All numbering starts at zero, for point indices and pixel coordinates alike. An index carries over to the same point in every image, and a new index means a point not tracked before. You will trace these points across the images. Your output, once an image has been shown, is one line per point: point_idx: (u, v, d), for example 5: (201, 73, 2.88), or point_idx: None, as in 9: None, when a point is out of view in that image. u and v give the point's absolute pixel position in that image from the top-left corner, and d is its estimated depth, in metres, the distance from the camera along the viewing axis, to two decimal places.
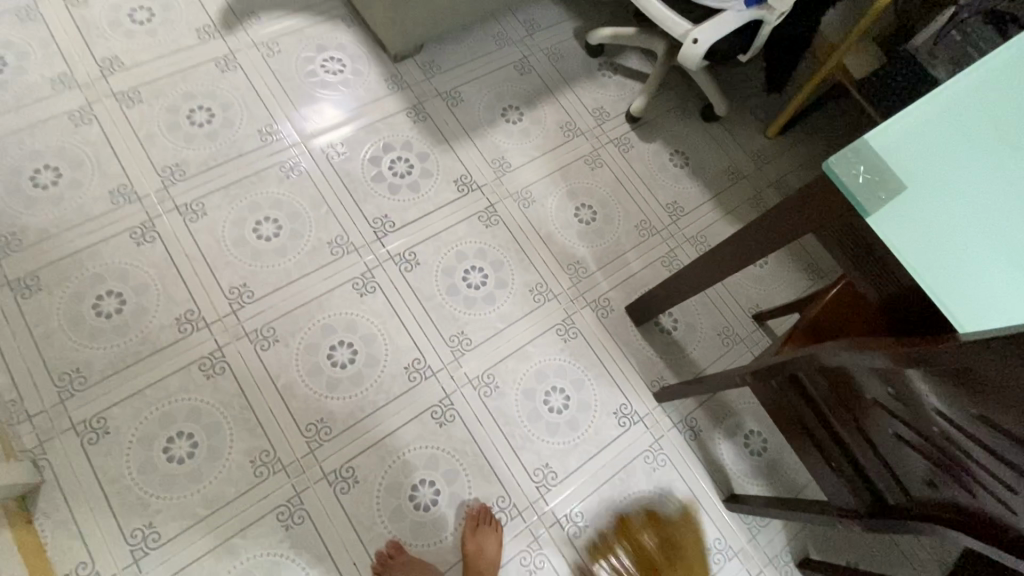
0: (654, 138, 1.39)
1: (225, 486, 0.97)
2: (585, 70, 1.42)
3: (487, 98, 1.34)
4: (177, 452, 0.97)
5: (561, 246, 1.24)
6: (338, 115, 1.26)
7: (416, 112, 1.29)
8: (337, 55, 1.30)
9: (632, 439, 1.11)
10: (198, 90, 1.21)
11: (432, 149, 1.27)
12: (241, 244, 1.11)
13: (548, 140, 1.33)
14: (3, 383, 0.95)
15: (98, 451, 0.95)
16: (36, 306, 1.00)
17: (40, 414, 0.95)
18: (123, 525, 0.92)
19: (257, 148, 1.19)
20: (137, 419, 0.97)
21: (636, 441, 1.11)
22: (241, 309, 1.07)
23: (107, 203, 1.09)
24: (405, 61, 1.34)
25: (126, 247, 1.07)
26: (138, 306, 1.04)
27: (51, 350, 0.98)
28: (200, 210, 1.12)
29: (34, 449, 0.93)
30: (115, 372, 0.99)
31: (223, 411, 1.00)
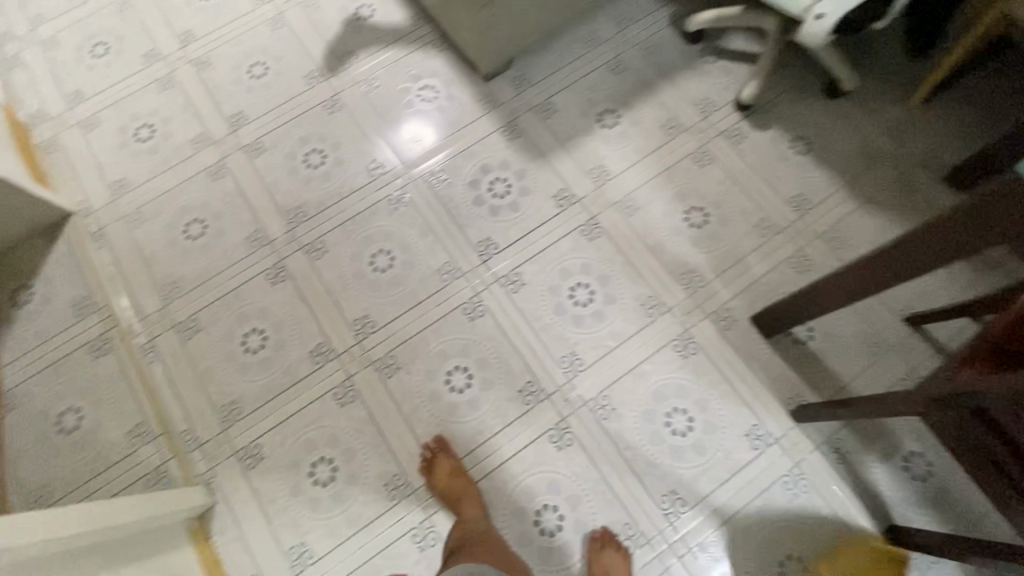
0: (769, 125, 1.26)
1: (364, 508, 1.03)
2: (685, 59, 1.32)
3: (581, 104, 1.29)
4: (321, 475, 1.05)
5: (672, 254, 1.17)
6: (437, 142, 1.28)
7: (511, 129, 1.28)
8: (431, 83, 1.33)
9: (766, 463, 1.03)
10: (311, 133, 1.29)
11: (530, 165, 1.25)
12: (359, 277, 1.18)
13: (650, 141, 1.26)
14: (177, 414, 1.09)
15: (257, 474, 1.05)
16: (197, 345, 1.14)
17: (207, 442, 1.07)
18: (283, 543, 1.02)
19: (367, 183, 1.25)
20: (285, 445, 1.07)
21: (771, 466, 1.03)
22: (365, 340, 1.13)
23: (245, 248, 1.20)
24: (496, 79, 1.33)
25: (263, 288, 1.17)
26: (278, 341, 1.13)
27: (212, 384, 1.11)
28: (322, 248, 1.20)
29: (206, 473, 1.05)
30: (264, 402, 1.09)
31: (357, 437, 1.07)
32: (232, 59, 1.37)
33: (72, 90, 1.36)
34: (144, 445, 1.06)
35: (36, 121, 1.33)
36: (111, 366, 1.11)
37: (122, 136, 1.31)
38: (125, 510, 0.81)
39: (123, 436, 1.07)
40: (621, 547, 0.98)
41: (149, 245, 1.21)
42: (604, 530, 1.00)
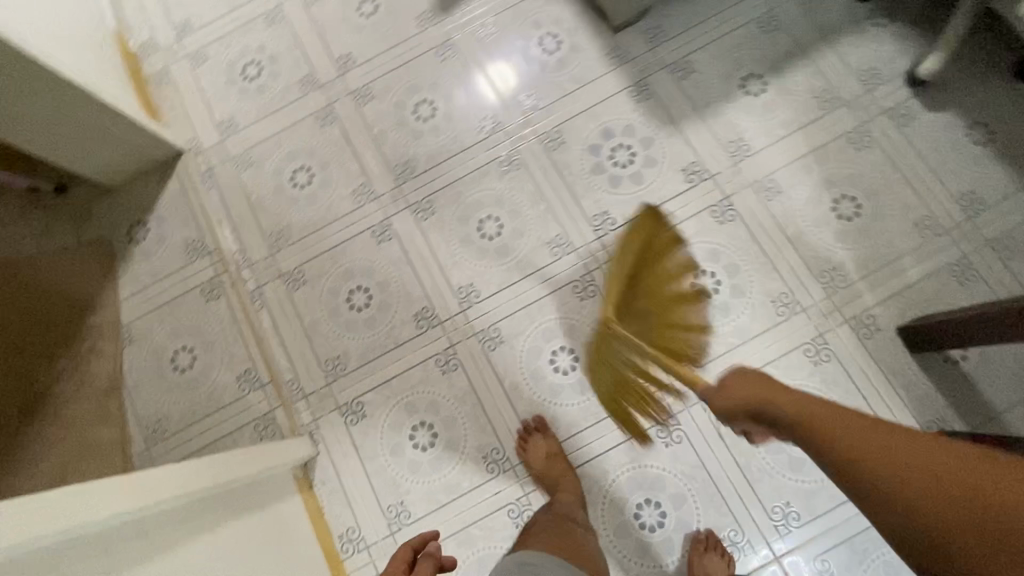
0: (947, 106, 1.08)
1: (461, 478, 1.02)
2: (852, 20, 1.14)
3: (722, 66, 1.14)
4: (421, 441, 1.04)
5: (812, 247, 1.05)
6: (555, 100, 1.17)
7: (640, 89, 1.15)
8: (554, 31, 1.20)
9: (652, 284, 0.95)
10: (422, 82, 1.21)
11: (657, 132, 1.13)
12: (467, 242, 1.12)
13: (799, 115, 1.11)
14: (282, 364, 1.09)
15: (358, 431, 1.06)
16: (302, 297, 1.13)
17: (311, 394, 1.08)
18: (381, 501, 1.03)
19: (479, 140, 1.17)
20: (387, 406, 1.06)
21: (652, 290, 0.95)
22: (470, 308, 1.09)
23: (352, 201, 1.17)
24: (626, 31, 1.19)
25: (369, 244, 1.14)
26: (383, 301, 1.11)
27: (316, 337, 1.10)
28: (430, 208, 1.15)
29: (309, 425, 1.06)
30: (367, 361, 1.08)
31: (458, 407, 1.05)
32: None
33: (181, 19, 1.32)
34: (252, 391, 1.08)
35: (146, 51, 1.31)
36: (220, 310, 1.12)
37: (231, 73, 1.27)
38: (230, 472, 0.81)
39: (233, 380, 1.09)
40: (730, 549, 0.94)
41: (256, 189, 1.19)
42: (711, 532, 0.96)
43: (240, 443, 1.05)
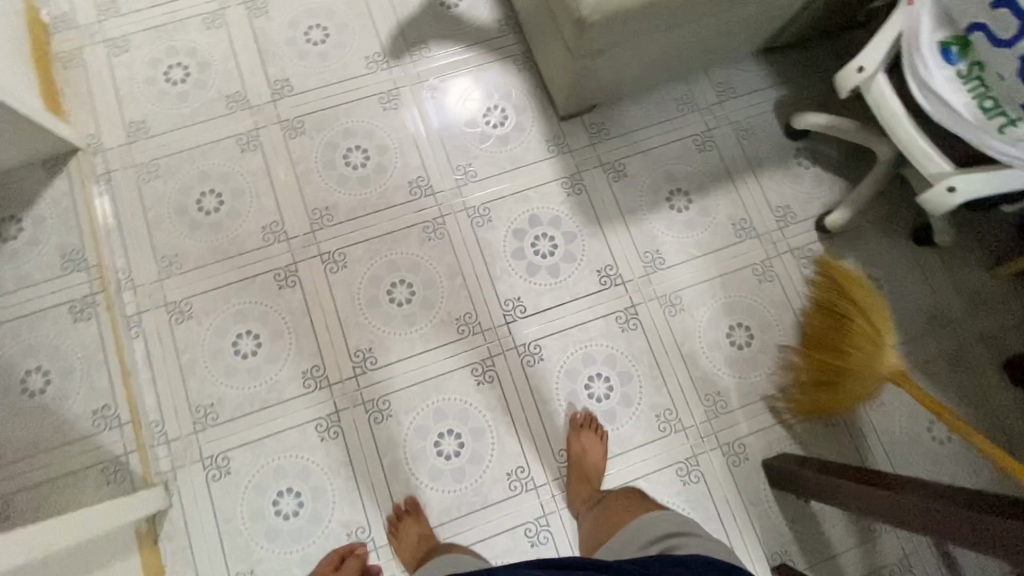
0: (845, 256, 1.16)
1: (320, 553, 0.99)
2: (778, 157, 1.20)
3: (655, 177, 1.18)
4: (284, 508, 1.00)
5: (702, 370, 1.10)
6: (490, 175, 1.16)
7: (573, 182, 1.17)
8: (501, 105, 1.20)
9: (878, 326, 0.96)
10: (359, 126, 1.17)
11: (580, 229, 1.15)
12: (373, 305, 1.09)
13: (714, 238, 1.16)
14: (150, 403, 1.02)
15: (220, 488, 1.00)
16: (185, 333, 1.05)
17: (175, 440, 1.01)
18: (230, 566, 0.97)
19: (406, 201, 1.14)
20: (255, 465, 1.01)
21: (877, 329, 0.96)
22: (364, 374, 1.06)
23: (259, 238, 1.10)
24: (571, 120, 1.20)
25: (269, 288, 1.08)
26: (272, 352, 1.06)
27: (193, 380, 1.04)
28: (342, 261, 1.10)
29: (167, 473, 1.00)
30: (243, 414, 1.03)
31: (331, 476, 1.02)
32: (290, 14, 1.21)
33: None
34: (107, 429, 0.99)
35: (60, 26, 1.18)
36: (89, 333, 1.03)
37: (152, 72, 1.17)
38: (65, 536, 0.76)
39: (89, 413, 1.00)
40: (604, 435, 1.04)
41: (156, 206, 1.10)
42: (574, 413, 1.06)
43: (83, 484, 0.97)
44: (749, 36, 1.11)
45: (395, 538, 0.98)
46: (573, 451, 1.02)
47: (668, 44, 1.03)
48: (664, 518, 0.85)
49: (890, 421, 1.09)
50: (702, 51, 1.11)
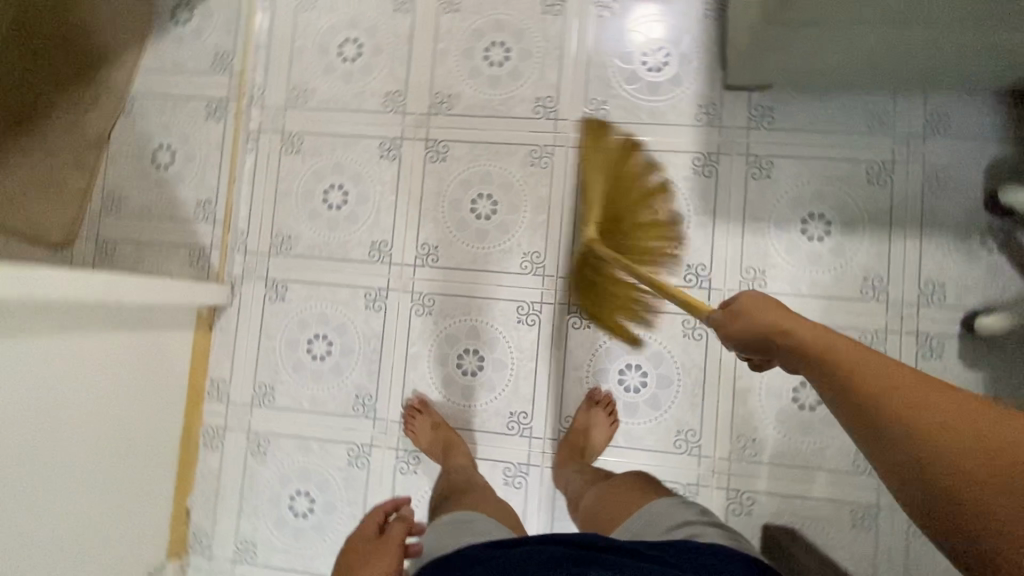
0: (978, 368, 0.96)
1: (328, 399, 1.09)
2: (960, 225, 0.99)
3: (799, 191, 1.02)
4: (315, 350, 1.10)
5: (748, 410, 1.00)
6: (621, 121, 1.06)
7: (705, 162, 1.04)
8: (667, 50, 1.06)
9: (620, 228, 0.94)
10: (512, 24, 1.10)
11: (690, 214, 1.04)
12: (455, 207, 1.09)
13: (833, 283, 1.00)
14: (242, 213, 1.12)
15: (271, 309, 1.11)
16: (289, 164, 1.12)
17: (251, 254, 1.12)
18: (257, 375, 1.10)
19: (526, 117, 1.08)
20: (304, 304, 1.10)
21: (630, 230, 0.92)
22: (422, 266, 1.08)
23: (379, 102, 1.11)
24: (735, 93, 1.05)
25: (372, 153, 1.11)
26: (353, 212, 1.11)
27: (281, 208, 1.12)
28: (443, 154, 1.09)
29: (236, 277, 1.12)
30: (309, 256, 1.11)
31: (361, 343, 1.09)
32: None
33: None
34: (203, 222, 1.12)
35: None
36: (215, 133, 1.13)
37: None
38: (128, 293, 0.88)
39: (194, 201, 1.12)
40: (615, 413, 1.01)
41: (304, 36, 1.14)
42: (596, 388, 1.03)
43: (172, 258, 1.12)
44: (1004, 66, 0.87)
45: (413, 435, 1.02)
46: (575, 427, 1.00)
47: (889, 42, 0.83)
48: (688, 505, 0.76)
49: (929, 557, 0.95)
50: (929, 67, 0.89)
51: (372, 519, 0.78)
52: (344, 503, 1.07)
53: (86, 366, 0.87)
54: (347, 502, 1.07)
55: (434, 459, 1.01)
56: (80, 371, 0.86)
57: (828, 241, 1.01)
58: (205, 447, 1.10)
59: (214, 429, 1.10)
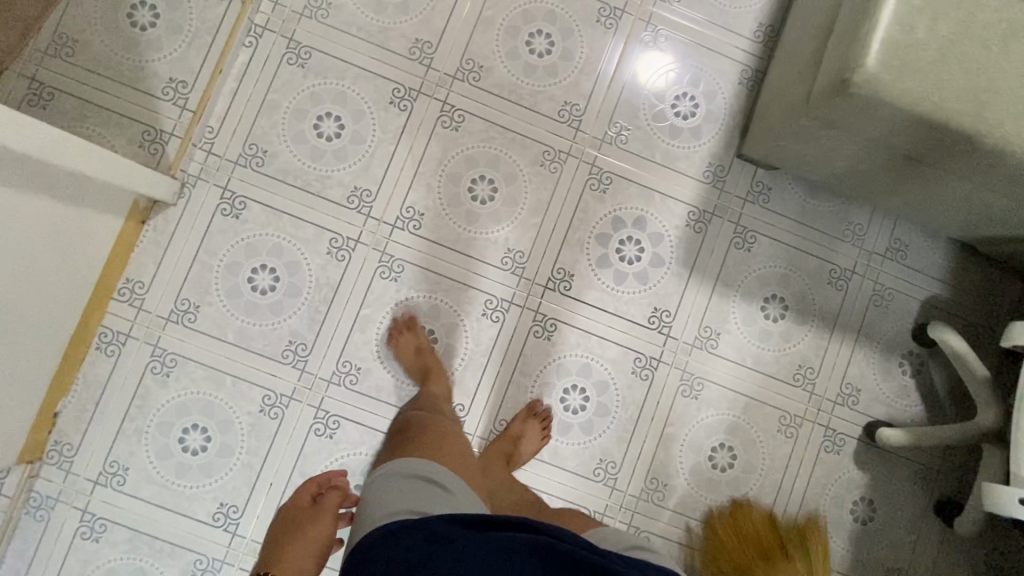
0: (864, 471, 1.08)
1: (258, 337, 1.00)
2: (888, 344, 1.10)
3: (772, 271, 1.08)
4: (258, 282, 1.00)
5: (668, 457, 1.05)
6: (637, 153, 1.07)
7: (700, 218, 1.07)
8: (698, 102, 1.09)
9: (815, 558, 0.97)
10: (563, 21, 1.07)
11: (672, 261, 1.06)
12: (452, 180, 1.04)
13: (774, 363, 1.08)
14: (218, 110, 1.00)
15: (221, 222, 1.00)
16: (287, 76, 1.01)
17: (216, 156, 1.00)
18: (183, 289, 0.99)
19: (550, 116, 1.06)
20: (260, 229, 1.00)
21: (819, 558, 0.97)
22: (401, 229, 1.03)
23: (405, 46, 1.04)
24: (744, 163, 1.09)
25: (382, 95, 1.03)
26: (343, 150, 1.02)
27: (264, 119, 1.01)
28: (457, 123, 1.04)
29: (190, 177, 0.99)
30: (281, 180, 1.01)
31: (311, 288, 1.01)
32: None
33: None
34: (171, 104, 0.98)
35: None
36: (214, 13, 1.00)
37: None
38: (60, 149, 0.71)
39: (166, 78, 0.98)
40: (548, 428, 1.02)
41: None
42: (537, 401, 1.03)
43: (121, 131, 0.97)
44: (969, 221, 0.98)
45: (396, 354, 1.00)
46: (511, 433, 0.99)
47: (893, 169, 0.90)
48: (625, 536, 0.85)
49: None
50: (912, 201, 0.98)
51: (307, 490, 0.90)
52: (243, 450, 0.99)
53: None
54: (246, 449, 0.99)
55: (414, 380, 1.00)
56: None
57: (782, 325, 1.08)
58: (98, 349, 0.98)
59: (117, 333, 0.98)
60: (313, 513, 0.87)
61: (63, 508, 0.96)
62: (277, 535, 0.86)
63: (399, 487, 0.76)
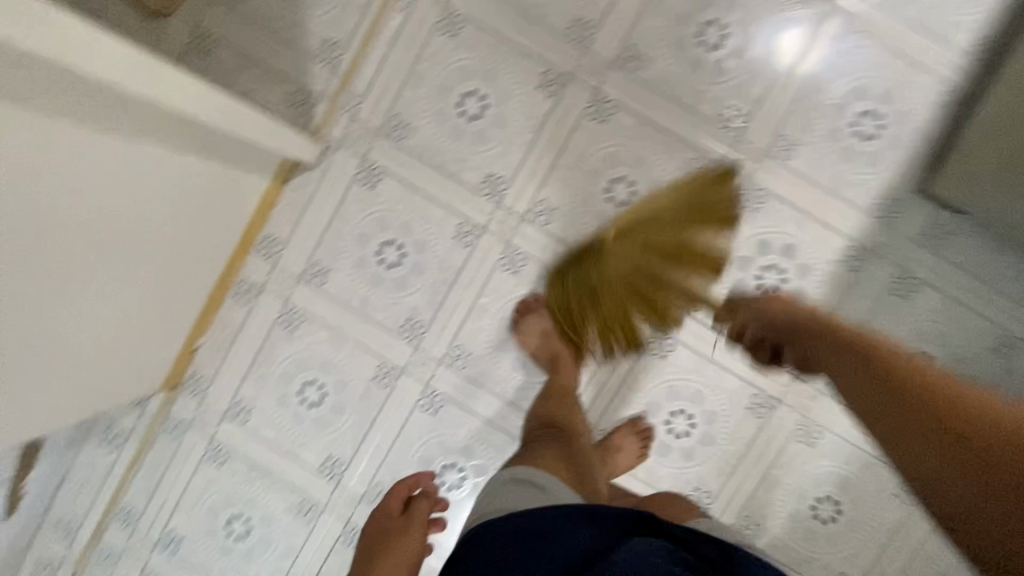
0: None
1: (379, 309, 1.02)
2: None
3: (927, 326, 0.97)
4: (386, 256, 1.01)
5: (767, 498, 1.01)
6: (799, 173, 0.96)
7: (857, 256, 0.97)
8: (884, 122, 0.95)
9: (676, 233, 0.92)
10: (744, 11, 0.95)
11: (814, 296, 0.98)
12: (590, 178, 0.98)
13: None
14: (366, 76, 0.98)
15: (357, 192, 1.00)
16: (437, 46, 0.97)
17: (358, 124, 0.99)
18: (315, 252, 1.02)
19: (708, 120, 0.96)
20: (393, 203, 1.00)
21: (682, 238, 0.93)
22: (530, 223, 0.99)
23: (564, 25, 0.96)
24: (923, 200, 0.96)
25: (531, 77, 0.97)
26: (483, 131, 0.98)
27: (409, 90, 0.98)
28: (604, 116, 0.97)
29: (332, 142, 1.00)
30: (418, 157, 0.99)
31: (434, 269, 1.01)
32: None
33: None
34: (322, 65, 0.97)
35: None
36: None
37: None
38: (207, 108, 0.69)
39: (320, 38, 0.97)
40: (647, 447, 0.99)
41: None
42: (641, 417, 1.01)
43: (273, 89, 0.98)
44: None
45: (521, 339, 0.99)
46: (611, 445, 0.97)
47: None
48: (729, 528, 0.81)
49: None
50: None
51: (397, 496, 0.91)
52: (353, 412, 1.04)
53: (134, 183, 0.69)
54: (356, 412, 1.04)
55: (542, 366, 1.00)
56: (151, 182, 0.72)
57: None
58: (234, 298, 1.04)
59: (252, 285, 1.03)
60: (405, 524, 0.89)
61: (193, 433, 1.07)
62: (367, 543, 0.88)
63: (496, 492, 0.78)
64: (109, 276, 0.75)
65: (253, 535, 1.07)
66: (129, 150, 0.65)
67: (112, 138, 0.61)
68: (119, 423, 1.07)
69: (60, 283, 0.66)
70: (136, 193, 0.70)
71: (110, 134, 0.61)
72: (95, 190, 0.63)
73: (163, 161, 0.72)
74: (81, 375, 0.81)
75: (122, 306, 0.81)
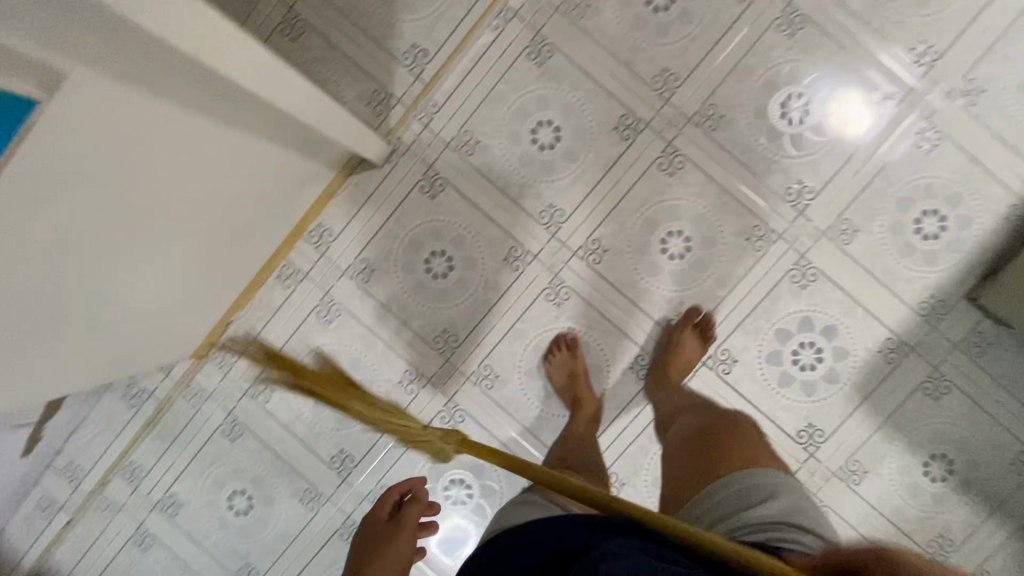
0: None
1: (417, 316, 1.03)
2: None
3: (952, 430, 0.98)
4: (433, 265, 1.02)
5: None
6: (855, 258, 0.97)
7: (895, 349, 0.98)
8: (947, 225, 0.95)
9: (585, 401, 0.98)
10: (830, 91, 0.95)
11: (847, 381, 0.99)
12: (648, 226, 0.99)
13: (914, 521, 0.99)
14: (447, 87, 0.99)
15: (417, 198, 1.01)
16: (523, 70, 0.97)
17: (430, 132, 1.00)
18: (365, 250, 1.03)
19: (775, 191, 0.97)
20: (450, 215, 1.01)
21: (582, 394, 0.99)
22: (581, 258, 1.00)
23: (650, 73, 0.96)
24: (969, 307, 0.96)
25: (608, 117, 0.98)
26: (552, 162, 0.99)
27: (486, 108, 0.99)
28: (673, 168, 0.98)
29: (402, 145, 1.00)
30: (483, 174, 1.00)
31: (478, 286, 1.02)
32: None
33: None
34: (406, 70, 0.98)
35: None
36: None
37: None
38: (293, 102, 0.70)
39: (410, 43, 0.97)
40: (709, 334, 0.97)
41: None
42: (694, 309, 0.98)
43: (354, 84, 0.98)
44: None
45: (549, 374, 1.00)
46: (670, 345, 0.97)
47: None
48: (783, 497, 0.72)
49: None
50: None
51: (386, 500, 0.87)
52: None
53: (208, 165, 0.69)
54: None
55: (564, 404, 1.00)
56: (225, 167, 0.72)
57: (940, 488, 0.99)
58: (277, 279, 1.05)
59: (296, 270, 1.04)
60: (393, 529, 0.85)
61: (211, 404, 1.07)
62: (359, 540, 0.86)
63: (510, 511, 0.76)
64: (159, 247, 0.74)
65: (253, 512, 1.08)
66: (206, 131, 0.64)
67: (196, 119, 0.62)
68: (142, 381, 1.08)
69: (113, 247, 0.66)
70: (205, 170, 0.70)
71: (188, 113, 0.60)
72: (176, 166, 0.64)
73: (234, 144, 0.71)
74: (114, 337, 0.81)
75: (173, 277, 0.82)
